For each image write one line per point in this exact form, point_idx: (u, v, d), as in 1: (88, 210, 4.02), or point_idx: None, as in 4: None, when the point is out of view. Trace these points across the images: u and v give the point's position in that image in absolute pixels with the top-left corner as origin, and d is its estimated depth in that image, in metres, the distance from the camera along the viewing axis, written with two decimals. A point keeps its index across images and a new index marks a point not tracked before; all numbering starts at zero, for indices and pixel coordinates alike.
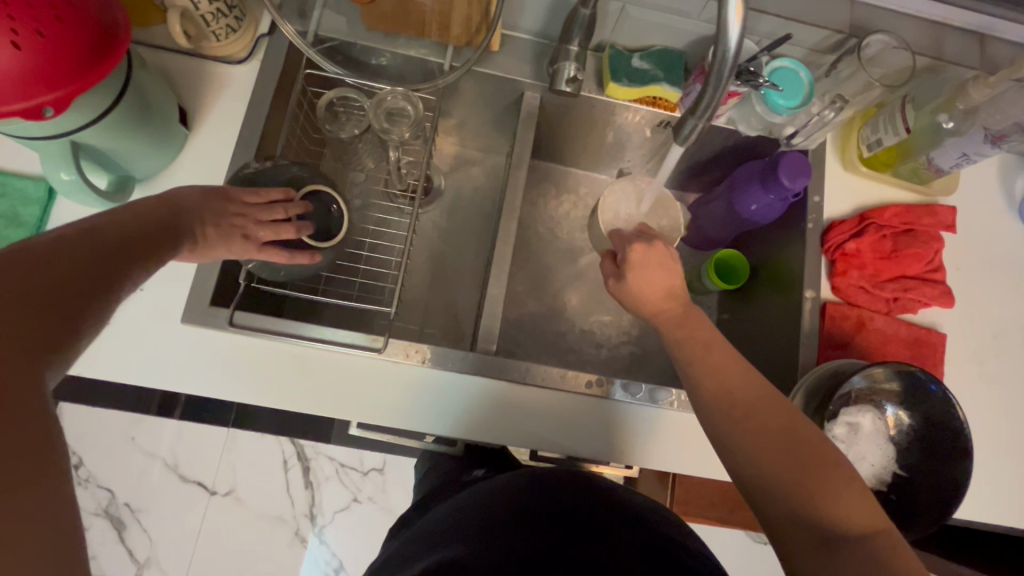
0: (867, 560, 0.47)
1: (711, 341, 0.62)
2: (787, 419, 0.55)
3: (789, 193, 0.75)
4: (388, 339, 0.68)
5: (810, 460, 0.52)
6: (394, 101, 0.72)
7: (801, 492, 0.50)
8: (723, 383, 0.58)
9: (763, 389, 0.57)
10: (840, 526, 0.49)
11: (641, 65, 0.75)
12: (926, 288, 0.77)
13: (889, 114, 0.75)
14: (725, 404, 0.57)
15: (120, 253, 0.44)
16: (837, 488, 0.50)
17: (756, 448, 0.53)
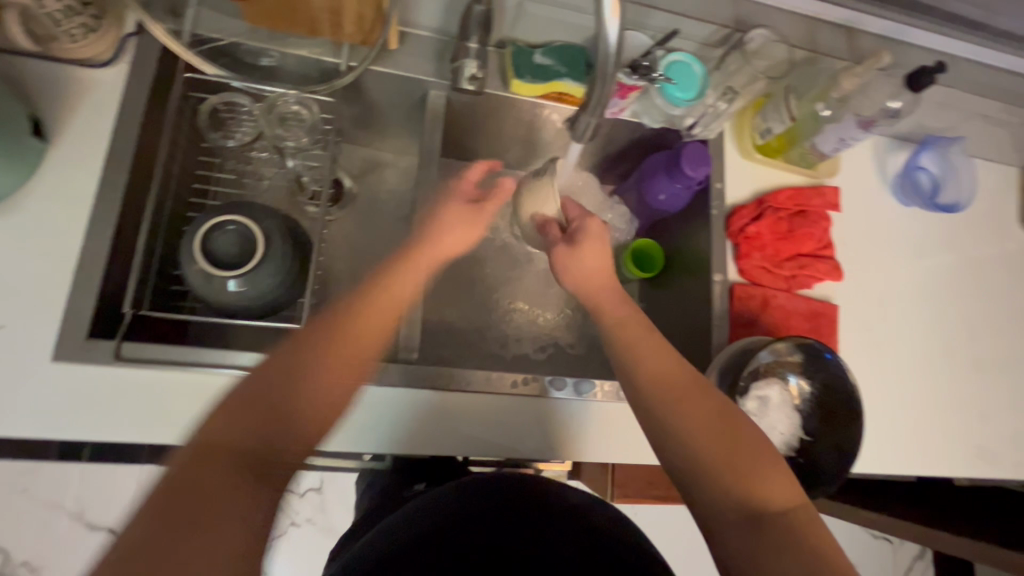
0: (789, 535, 0.50)
1: (655, 336, 0.62)
2: (720, 406, 0.57)
3: (693, 181, 0.78)
4: None
5: (738, 445, 0.54)
6: (286, 105, 0.71)
7: (730, 477, 0.53)
8: (658, 372, 0.59)
9: (695, 377, 0.59)
10: (766, 504, 0.52)
11: (543, 60, 0.74)
12: (819, 264, 0.83)
13: (776, 105, 0.79)
14: (659, 393, 0.58)
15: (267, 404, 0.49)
16: (763, 470, 0.53)
17: (693, 434, 0.55)
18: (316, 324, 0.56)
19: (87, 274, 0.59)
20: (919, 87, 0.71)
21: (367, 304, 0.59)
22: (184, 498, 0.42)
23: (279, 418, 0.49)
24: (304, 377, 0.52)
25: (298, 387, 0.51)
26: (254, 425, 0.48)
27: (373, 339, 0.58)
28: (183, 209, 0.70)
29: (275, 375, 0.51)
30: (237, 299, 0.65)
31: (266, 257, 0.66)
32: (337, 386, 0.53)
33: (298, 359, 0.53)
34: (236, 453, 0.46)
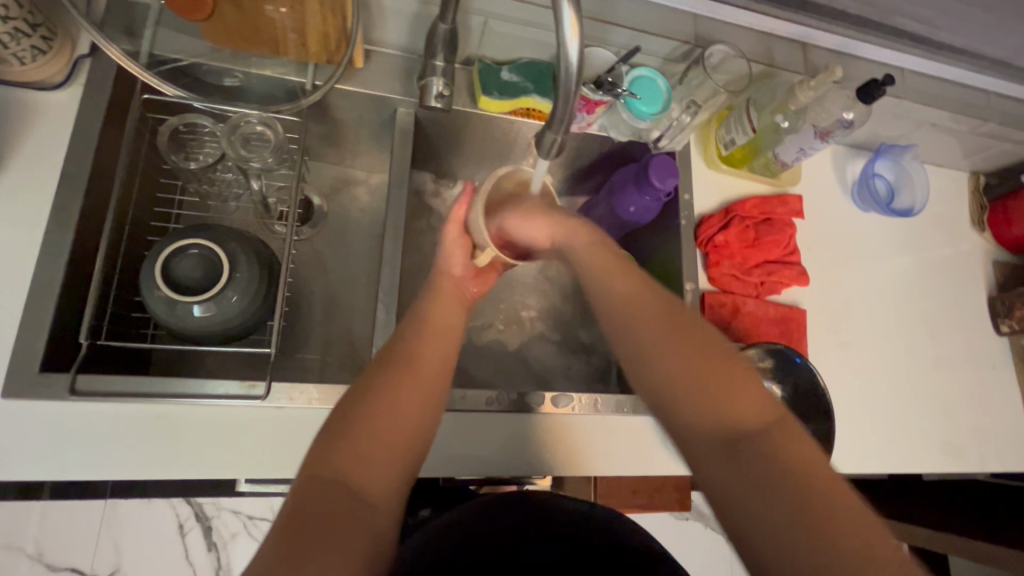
0: (769, 453, 0.45)
1: (624, 276, 0.59)
2: (696, 333, 0.54)
3: (661, 193, 0.79)
4: (267, 383, 0.60)
5: (711, 368, 0.51)
6: (250, 126, 0.67)
7: (705, 406, 0.50)
8: (644, 313, 0.56)
9: (667, 306, 0.57)
10: (745, 426, 0.48)
11: (510, 77, 0.75)
12: (786, 270, 0.85)
13: (738, 116, 0.81)
14: (645, 336, 0.55)
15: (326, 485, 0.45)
16: (739, 390, 0.50)
17: (666, 366, 0.53)
18: (375, 381, 0.54)
19: (39, 303, 0.57)
20: (870, 99, 0.73)
21: (419, 357, 0.57)
22: None
23: (355, 488, 0.46)
24: (368, 442, 0.49)
25: (367, 453, 0.48)
26: (332, 501, 0.44)
27: (432, 387, 0.56)
28: (144, 233, 0.68)
29: (352, 442, 0.48)
30: (201, 324, 0.63)
31: (226, 281, 0.64)
32: (403, 446, 0.51)
33: (365, 423, 0.50)
34: (310, 528, 0.42)
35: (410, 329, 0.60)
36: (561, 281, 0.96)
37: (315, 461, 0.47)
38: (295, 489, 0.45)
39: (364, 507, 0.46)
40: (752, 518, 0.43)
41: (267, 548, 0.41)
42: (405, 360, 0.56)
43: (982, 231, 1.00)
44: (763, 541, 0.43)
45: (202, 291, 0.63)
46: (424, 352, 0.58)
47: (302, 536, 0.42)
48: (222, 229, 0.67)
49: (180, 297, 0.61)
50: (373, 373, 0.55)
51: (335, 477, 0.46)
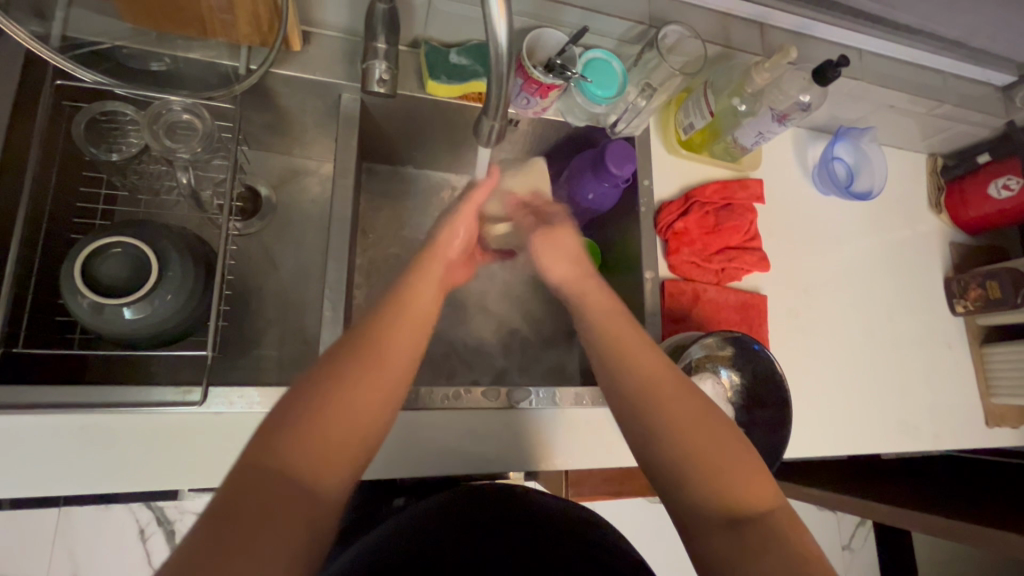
0: (773, 538, 0.46)
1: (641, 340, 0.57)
2: (715, 417, 0.52)
3: (619, 179, 0.78)
4: (204, 389, 0.56)
5: (726, 442, 0.51)
6: (175, 113, 0.62)
7: (708, 478, 0.49)
8: (659, 387, 0.54)
9: (678, 375, 0.55)
10: (752, 507, 0.48)
11: (459, 60, 0.72)
12: (747, 255, 0.84)
13: (696, 99, 0.79)
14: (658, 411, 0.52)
15: (269, 482, 0.41)
16: (750, 469, 0.50)
17: (682, 432, 0.51)
18: (338, 366, 0.48)
19: None
20: (826, 82, 0.72)
21: (387, 349, 0.51)
22: None
23: (296, 488, 0.42)
24: (319, 428, 0.45)
25: (313, 451, 0.44)
26: (271, 496, 0.41)
27: (394, 381, 0.50)
28: (66, 231, 0.64)
29: (298, 439, 0.44)
30: (130, 328, 0.59)
31: (155, 280, 0.60)
32: (351, 443, 0.46)
33: (312, 411, 0.45)
34: (233, 528, 0.39)
35: (381, 315, 0.53)
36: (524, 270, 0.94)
37: (258, 450, 0.43)
38: (225, 487, 0.41)
39: (304, 507, 0.42)
40: None
41: (193, 538, 0.38)
42: (369, 344, 0.51)
43: (939, 212, 1.01)
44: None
45: (127, 293, 0.59)
46: (390, 344, 0.52)
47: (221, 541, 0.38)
48: (151, 225, 0.63)
49: (103, 299, 0.57)
50: (340, 352, 0.50)
51: (275, 475, 0.42)
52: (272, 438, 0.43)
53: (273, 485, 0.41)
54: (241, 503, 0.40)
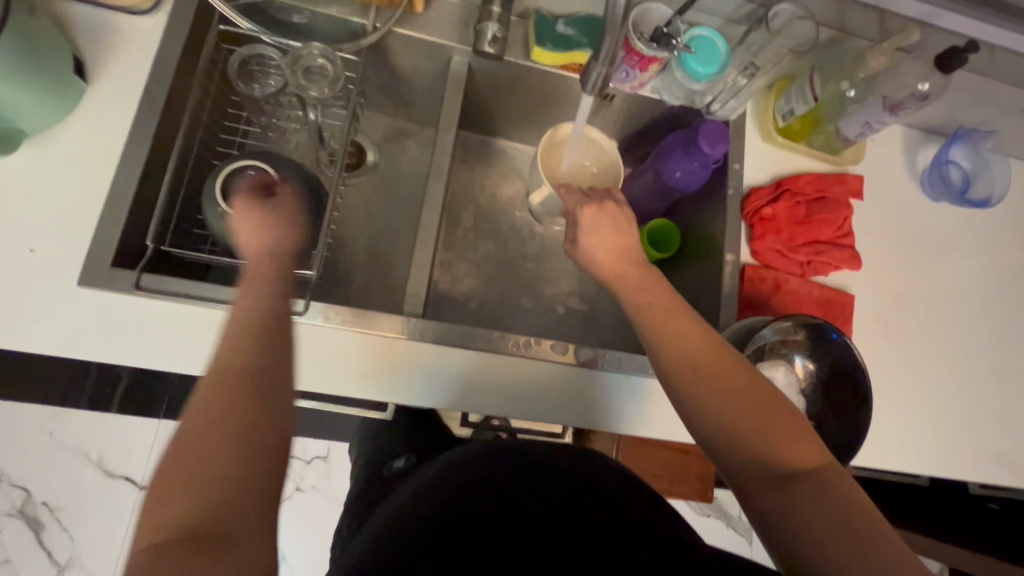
0: (818, 480, 0.49)
1: (678, 309, 0.60)
2: (750, 383, 0.54)
3: (709, 158, 0.78)
4: (307, 301, 0.65)
5: (772, 414, 0.52)
6: (310, 56, 0.67)
7: (750, 436, 0.52)
8: (688, 352, 0.57)
9: (713, 345, 0.57)
10: (804, 472, 0.50)
11: (565, 30, 0.75)
12: (837, 251, 0.81)
13: (801, 85, 0.77)
14: (694, 375, 0.55)
15: (188, 414, 0.43)
16: (790, 428, 0.52)
17: (733, 408, 0.53)
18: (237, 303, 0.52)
19: (115, 205, 0.62)
20: (950, 69, 0.69)
21: (251, 303, 0.52)
22: (164, 518, 0.38)
23: (196, 434, 0.42)
24: (220, 358, 0.47)
25: (212, 378, 0.45)
26: (189, 428, 0.42)
27: (259, 316, 0.51)
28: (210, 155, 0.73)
29: (214, 392, 0.44)
30: (251, 245, 0.68)
31: (276, 203, 0.67)
32: (260, 376, 0.46)
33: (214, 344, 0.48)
34: (179, 462, 0.41)
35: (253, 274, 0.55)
36: None
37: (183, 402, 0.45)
38: (151, 506, 0.39)
39: (212, 461, 0.41)
40: (804, 524, 0.48)
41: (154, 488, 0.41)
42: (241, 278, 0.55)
43: None
44: (806, 541, 0.47)
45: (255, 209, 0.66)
46: (249, 327, 0.50)
47: (174, 487, 0.40)
48: (269, 156, 0.71)
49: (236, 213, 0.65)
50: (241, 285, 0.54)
51: (206, 425, 0.42)
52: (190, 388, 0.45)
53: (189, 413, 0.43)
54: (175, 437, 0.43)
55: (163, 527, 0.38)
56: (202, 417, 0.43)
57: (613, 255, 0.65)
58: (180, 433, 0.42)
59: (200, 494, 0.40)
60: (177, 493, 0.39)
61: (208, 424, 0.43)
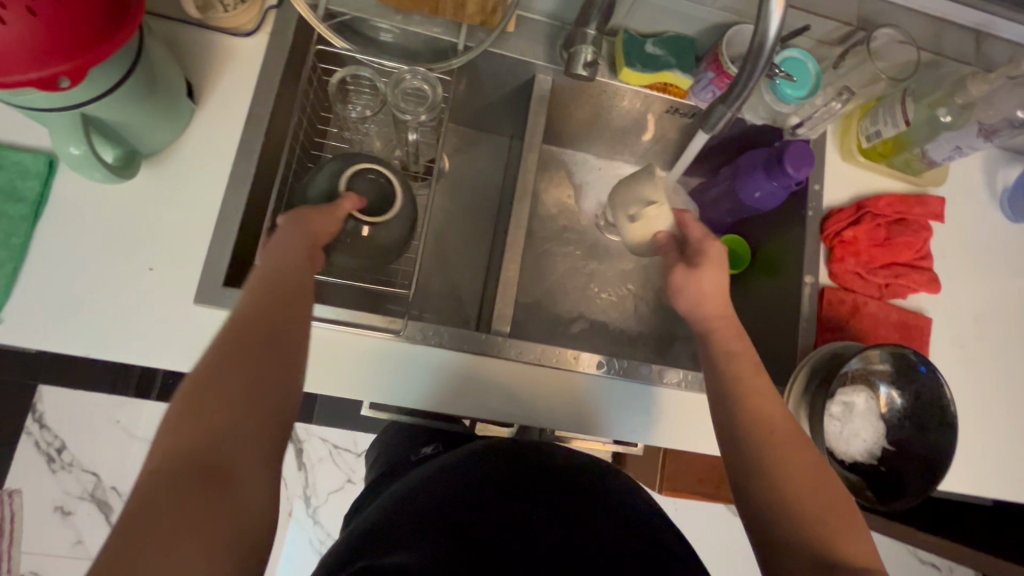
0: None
1: (763, 376, 0.61)
2: (816, 467, 0.55)
3: (791, 181, 0.78)
4: (407, 321, 0.69)
5: (797, 461, 0.55)
6: (413, 81, 0.69)
7: (799, 514, 0.52)
8: (765, 415, 0.58)
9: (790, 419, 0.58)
10: (818, 505, 0.52)
11: (654, 50, 0.76)
12: (916, 274, 0.81)
13: (890, 107, 0.78)
14: (763, 444, 0.56)
15: (221, 350, 0.45)
16: (843, 522, 0.51)
17: (783, 457, 0.54)
18: (278, 263, 0.54)
19: (225, 225, 0.65)
20: None
21: (287, 262, 0.54)
22: (177, 442, 0.39)
23: (225, 374, 0.43)
24: (259, 311, 0.49)
25: (249, 331, 0.47)
26: (222, 365, 0.44)
27: (300, 295, 0.53)
28: (303, 170, 0.76)
29: (238, 337, 0.46)
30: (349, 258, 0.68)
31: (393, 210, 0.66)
32: (278, 338, 0.48)
33: (253, 300, 0.49)
34: (199, 396, 0.42)
35: (276, 250, 0.55)
36: None
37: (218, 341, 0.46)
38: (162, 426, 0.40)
39: (228, 409, 0.42)
40: None
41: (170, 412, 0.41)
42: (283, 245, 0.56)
43: None
44: None
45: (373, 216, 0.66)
46: (286, 294, 0.52)
47: (186, 427, 0.40)
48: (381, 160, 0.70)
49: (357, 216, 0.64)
50: (274, 246, 0.56)
51: (225, 368, 0.44)
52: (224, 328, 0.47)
53: (222, 350, 0.45)
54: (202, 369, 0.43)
55: (169, 448, 0.39)
56: (239, 358, 0.45)
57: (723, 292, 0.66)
58: (211, 365, 0.44)
59: (214, 429, 0.41)
60: (194, 418, 0.41)
61: (241, 366, 0.44)
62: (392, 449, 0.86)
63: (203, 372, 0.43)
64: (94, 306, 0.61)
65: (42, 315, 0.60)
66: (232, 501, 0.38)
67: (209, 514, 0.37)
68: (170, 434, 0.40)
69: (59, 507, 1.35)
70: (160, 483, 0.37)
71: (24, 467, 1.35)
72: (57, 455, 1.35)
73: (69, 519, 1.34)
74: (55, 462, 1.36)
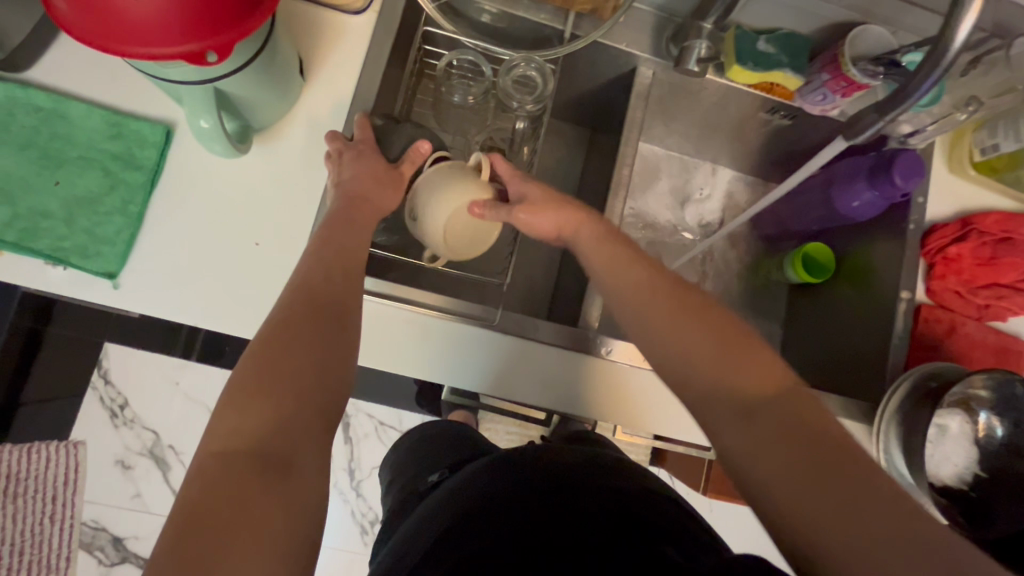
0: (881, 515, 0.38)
1: (687, 304, 0.53)
2: (791, 396, 0.46)
3: (897, 192, 0.75)
4: (501, 311, 0.70)
5: (760, 399, 0.46)
6: (523, 69, 0.71)
7: (786, 460, 0.42)
8: (706, 356, 0.49)
9: (747, 349, 0.49)
10: (799, 441, 0.43)
11: (766, 48, 0.73)
12: (1019, 296, 0.78)
13: (1012, 120, 0.75)
14: (721, 392, 0.48)
15: (265, 343, 0.48)
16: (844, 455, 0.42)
17: (769, 447, 0.43)
18: (324, 250, 0.55)
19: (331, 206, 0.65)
20: None
21: (337, 245, 0.56)
22: (228, 435, 0.43)
23: (273, 367, 0.47)
24: (300, 298, 0.51)
25: (290, 323, 0.50)
26: (273, 358, 0.47)
27: (342, 276, 0.54)
28: None
29: (281, 328, 0.49)
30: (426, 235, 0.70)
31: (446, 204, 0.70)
32: (319, 326, 0.50)
33: (296, 291, 0.52)
34: (248, 390, 0.45)
35: (331, 233, 0.57)
36: (741, 260, 0.98)
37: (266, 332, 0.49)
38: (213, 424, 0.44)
39: (274, 400, 0.45)
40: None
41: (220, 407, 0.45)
42: (337, 223, 0.58)
43: None
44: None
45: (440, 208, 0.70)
46: (333, 276, 0.54)
47: (233, 421, 0.44)
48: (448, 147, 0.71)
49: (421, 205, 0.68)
50: (321, 233, 0.57)
51: (272, 358, 0.47)
52: (269, 322, 0.50)
53: (265, 340, 0.48)
54: (253, 362, 0.47)
55: (223, 441, 0.42)
56: (284, 345, 0.48)
57: (633, 285, 0.55)
58: (258, 356, 0.47)
59: (262, 420, 0.44)
60: (247, 412, 0.44)
61: (291, 357, 0.48)
62: (408, 467, 0.84)
63: (250, 364, 0.47)
64: (203, 277, 0.62)
65: (156, 283, 0.61)
66: (282, 494, 0.41)
67: (266, 493, 0.40)
68: (223, 428, 0.43)
69: (120, 461, 1.40)
70: (212, 476, 0.40)
71: (89, 420, 1.40)
72: (120, 411, 1.41)
73: (128, 473, 1.40)
74: (118, 417, 1.41)
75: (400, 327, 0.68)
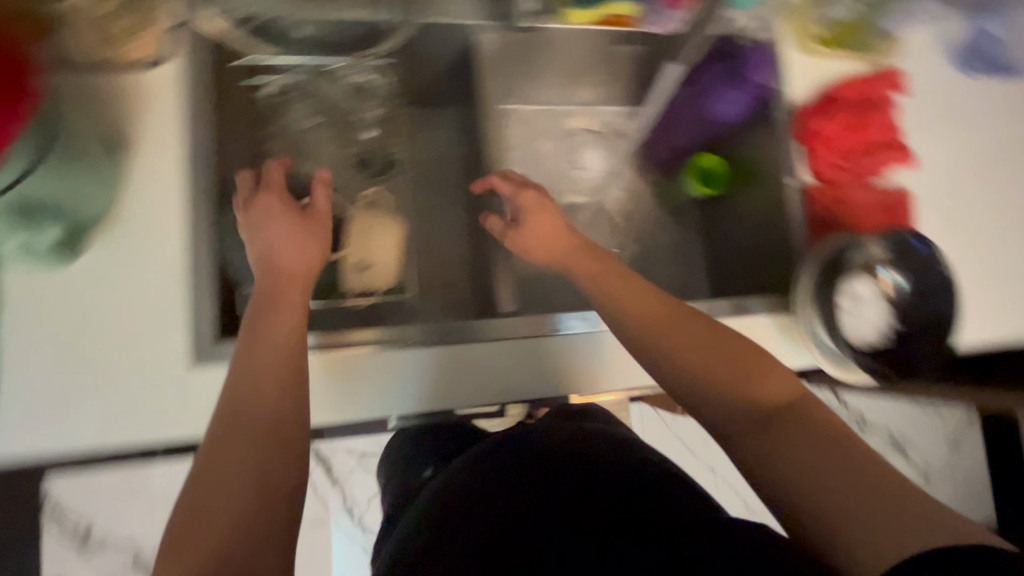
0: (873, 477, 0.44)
1: (661, 302, 0.61)
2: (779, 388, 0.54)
3: (754, 87, 0.81)
4: (413, 326, 0.68)
5: (747, 390, 0.54)
6: (358, 77, 0.80)
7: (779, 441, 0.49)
8: (697, 354, 0.57)
9: (731, 344, 0.58)
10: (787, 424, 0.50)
11: None
12: (887, 150, 0.80)
13: None
14: (711, 375, 0.56)
15: (217, 449, 0.51)
16: (831, 436, 0.48)
17: (764, 430, 0.50)
18: (256, 346, 0.57)
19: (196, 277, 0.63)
20: None
21: (267, 337, 0.57)
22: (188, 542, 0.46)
23: (222, 471, 0.50)
24: (239, 398, 0.54)
25: (231, 426, 0.52)
26: (222, 463, 0.50)
27: (280, 368, 0.56)
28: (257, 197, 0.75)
29: (228, 432, 0.52)
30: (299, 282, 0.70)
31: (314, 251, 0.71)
32: (261, 423, 0.52)
33: (234, 394, 0.54)
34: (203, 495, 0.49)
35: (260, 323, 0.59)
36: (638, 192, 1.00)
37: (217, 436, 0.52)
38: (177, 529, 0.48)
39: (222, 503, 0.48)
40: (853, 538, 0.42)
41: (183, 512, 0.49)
42: (259, 313, 0.59)
43: None
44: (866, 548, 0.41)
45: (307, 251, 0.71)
46: (269, 370, 0.55)
47: (191, 530, 0.47)
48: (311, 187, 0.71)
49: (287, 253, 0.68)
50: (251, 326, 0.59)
51: (220, 463, 0.50)
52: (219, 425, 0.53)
53: (216, 445, 0.52)
54: (205, 469, 0.50)
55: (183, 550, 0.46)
56: (231, 448, 0.51)
57: (597, 278, 0.64)
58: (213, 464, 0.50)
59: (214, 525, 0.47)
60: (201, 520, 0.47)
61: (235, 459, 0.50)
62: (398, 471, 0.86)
63: (203, 473, 0.50)
64: (98, 386, 0.60)
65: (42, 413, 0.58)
66: None
67: None
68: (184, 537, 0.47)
69: None
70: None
71: None
72: None
73: None
74: None
75: (316, 374, 0.67)
